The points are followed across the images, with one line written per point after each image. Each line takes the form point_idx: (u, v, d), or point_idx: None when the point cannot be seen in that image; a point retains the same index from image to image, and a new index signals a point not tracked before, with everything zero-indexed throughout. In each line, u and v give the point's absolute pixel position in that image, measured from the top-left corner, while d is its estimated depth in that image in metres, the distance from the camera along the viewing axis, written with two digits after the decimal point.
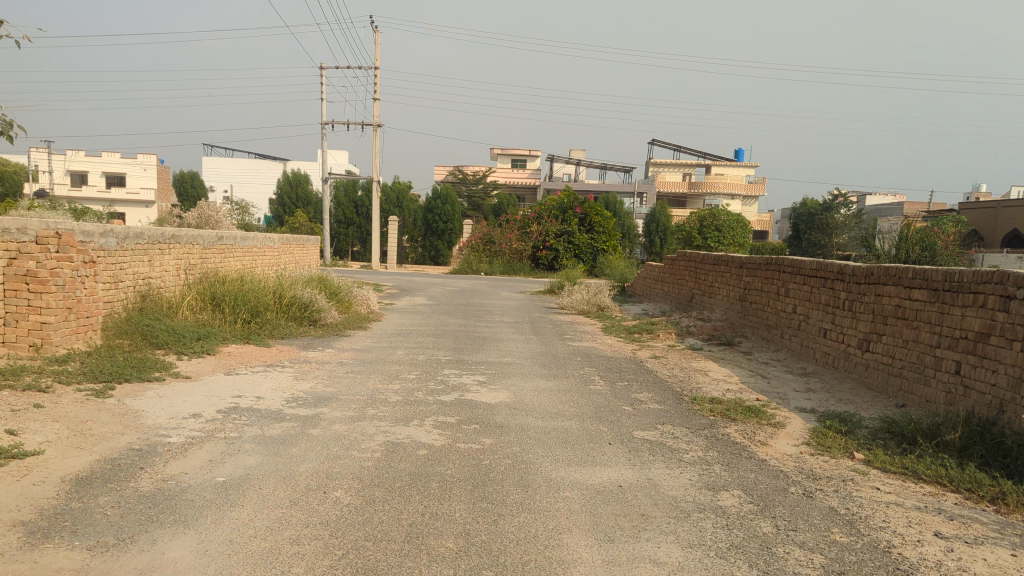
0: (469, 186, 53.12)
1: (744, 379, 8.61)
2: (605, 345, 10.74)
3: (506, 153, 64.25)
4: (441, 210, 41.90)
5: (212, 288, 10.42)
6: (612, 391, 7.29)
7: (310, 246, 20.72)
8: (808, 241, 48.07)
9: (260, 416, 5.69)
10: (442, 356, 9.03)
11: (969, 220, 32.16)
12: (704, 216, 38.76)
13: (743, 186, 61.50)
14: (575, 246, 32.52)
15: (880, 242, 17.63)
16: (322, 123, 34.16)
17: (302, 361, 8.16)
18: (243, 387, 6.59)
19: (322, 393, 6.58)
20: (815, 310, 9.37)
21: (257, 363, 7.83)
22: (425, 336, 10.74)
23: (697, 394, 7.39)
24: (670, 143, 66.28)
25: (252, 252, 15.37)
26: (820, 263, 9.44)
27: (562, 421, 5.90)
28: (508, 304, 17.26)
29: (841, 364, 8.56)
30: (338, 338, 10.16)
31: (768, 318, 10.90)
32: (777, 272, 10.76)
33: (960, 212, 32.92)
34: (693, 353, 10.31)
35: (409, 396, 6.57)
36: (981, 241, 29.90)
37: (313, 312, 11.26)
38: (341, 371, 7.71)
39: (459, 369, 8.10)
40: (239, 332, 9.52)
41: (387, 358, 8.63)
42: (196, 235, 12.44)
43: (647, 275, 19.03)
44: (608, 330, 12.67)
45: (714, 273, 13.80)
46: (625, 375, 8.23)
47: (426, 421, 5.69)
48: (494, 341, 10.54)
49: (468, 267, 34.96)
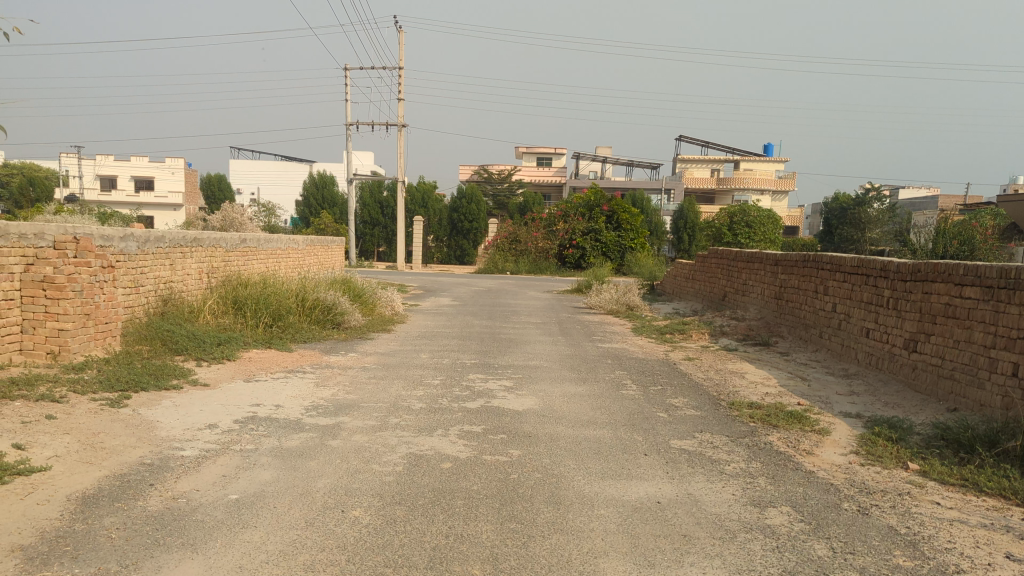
0: (495, 186, 52.91)
1: (783, 381, 8.26)
2: (636, 347, 10.41)
3: (532, 152, 63.96)
4: (467, 210, 41.67)
5: (234, 292, 10.24)
6: (645, 396, 6.98)
7: (334, 247, 20.57)
8: (841, 236, 47.27)
9: (278, 426, 5.44)
10: (468, 359, 8.75)
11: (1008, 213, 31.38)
12: (734, 212, 38.17)
13: (773, 181, 60.70)
14: (602, 244, 32.15)
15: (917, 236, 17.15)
16: (347, 123, 34.07)
17: (324, 366, 7.93)
18: (262, 395, 6.35)
19: (344, 400, 6.33)
20: (858, 309, 9.01)
21: (278, 368, 7.61)
22: (450, 338, 10.47)
23: (734, 399, 7.05)
24: (697, 140, 65.61)
25: (276, 254, 15.21)
26: (861, 260, 9.08)
27: (595, 430, 5.60)
28: (535, 304, 16.97)
29: (885, 365, 8.20)
30: (362, 342, 9.94)
31: (806, 318, 10.53)
32: (816, 270, 10.39)
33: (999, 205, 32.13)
34: (728, 354, 9.96)
35: (433, 403, 6.30)
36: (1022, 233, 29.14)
37: (336, 315, 11.05)
38: (364, 376, 7.46)
39: (485, 374, 7.82)
40: (261, 336, 9.32)
41: (411, 362, 8.37)
42: (218, 237, 12.29)
43: (677, 273, 18.66)
44: (638, 330, 12.34)
45: (747, 271, 13.44)
46: (658, 378, 7.92)
47: (450, 430, 5.41)
48: (521, 343, 10.25)
49: (493, 266, 34.46)
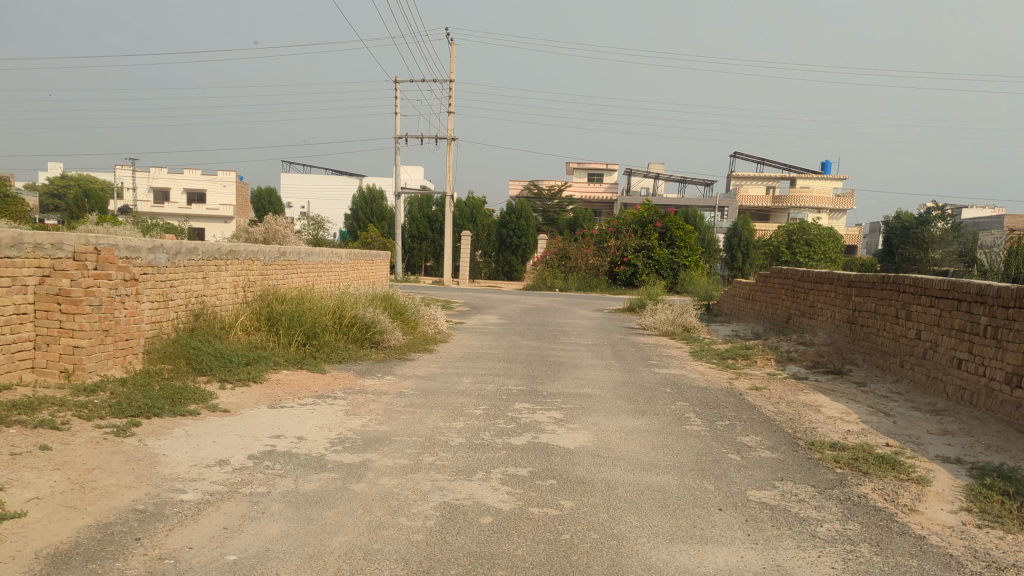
0: (545, 202, 52.31)
1: (864, 416, 7.42)
2: (696, 373, 9.59)
3: (583, 168, 63.35)
4: (516, 225, 41.11)
5: (268, 308, 9.74)
6: (713, 433, 6.18)
7: (379, 261, 20.11)
8: (902, 256, 45.86)
9: (296, 463, 4.77)
10: (514, 385, 8.04)
11: None
12: (792, 231, 36.97)
13: (830, 200, 59.13)
14: (655, 262, 31.45)
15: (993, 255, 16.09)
16: (395, 136, 33.79)
17: (357, 391, 7.30)
18: (285, 425, 5.70)
19: (374, 433, 5.65)
20: (948, 337, 8.17)
21: (307, 394, 6.97)
22: (495, 361, 9.77)
23: (814, 439, 6.22)
24: (751, 157, 64.35)
25: (317, 268, 14.75)
26: (953, 283, 8.26)
27: (659, 476, 4.84)
28: (585, 324, 16.19)
29: (981, 402, 7.33)
30: (400, 363, 9.31)
31: (887, 346, 9.67)
32: (899, 293, 9.54)
33: None
34: (798, 384, 9.09)
35: (474, 438, 5.59)
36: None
37: (375, 333, 10.47)
38: (400, 404, 6.78)
39: (533, 403, 7.09)
40: (292, 356, 8.77)
41: (453, 388, 7.70)
42: (257, 250, 11.84)
43: (736, 293, 17.83)
44: (697, 354, 11.53)
45: (816, 292, 12.59)
46: (726, 412, 7.10)
47: (491, 473, 4.69)
48: (572, 368, 9.52)
49: (542, 283, 33.68)
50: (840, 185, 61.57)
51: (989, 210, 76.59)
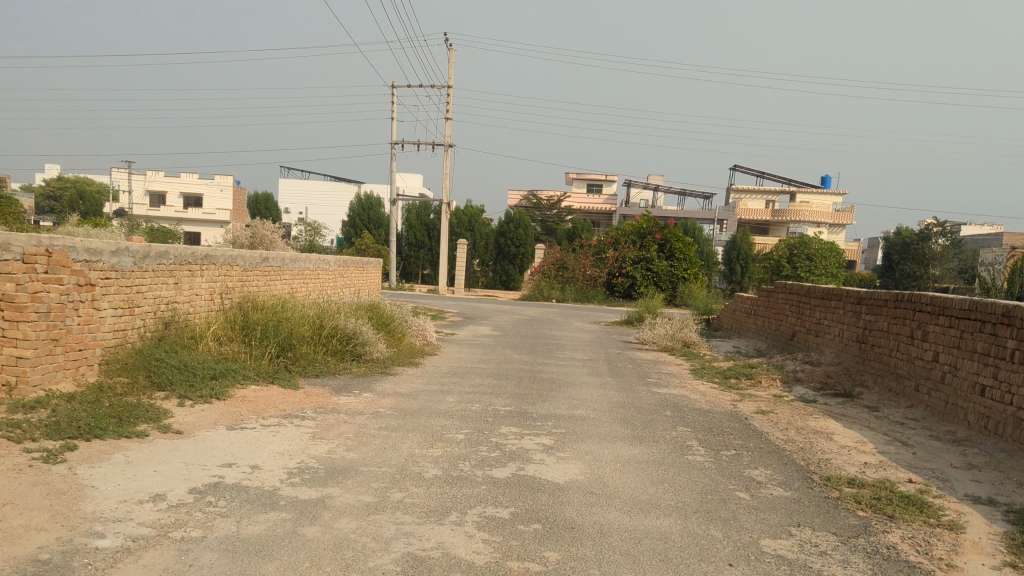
0: (543, 212, 51.77)
1: (881, 446, 6.83)
2: (697, 394, 9.00)
3: (583, 178, 62.87)
4: (514, 234, 40.58)
5: (242, 317, 9.15)
6: (718, 466, 5.57)
7: (370, 269, 19.53)
8: (902, 272, 45.36)
9: (244, 499, 4.15)
10: (502, 406, 7.43)
11: None
12: (793, 245, 36.44)
13: (829, 214, 58.69)
14: (654, 274, 30.93)
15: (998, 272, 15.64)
16: (391, 142, 33.26)
17: (330, 411, 6.69)
18: (239, 452, 5.09)
19: (340, 462, 5.04)
20: (970, 360, 7.60)
21: (273, 414, 6.37)
22: (484, 377, 9.18)
23: (830, 474, 5.61)
24: (752, 170, 63.89)
25: (302, 275, 14.17)
26: (974, 302, 7.70)
27: (660, 521, 4.23)
28: (581, 338, 15.58)
29: (1008, 433, 6.75)
30: (381, 378, 8.71)
31: (900, 368, 9.08)
32: (915, 312, 8.96)
33: None
34: (807, 408, 8.48)
35: (451, 470, 4.98)
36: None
37: (357, 345, 9.87)
38: (374, 428, 6.17)
39: (520, 427, 6.48)
40: (264, 369, 8.16)
41: (435, 408, 7.10)
42: (236, 255, 11.27)
43: (738, 307, 17.27)
44: (698, 372, 10.94)
45: (823, 309, 12.00)
46: (731, 440, 6.50)
47: (466, 515, 4.08)
48: (565, 386, 8.91)
49: (538, 293, 33.18)
50: (839, 200, 61.12)
51: (986, 228, 76.22)
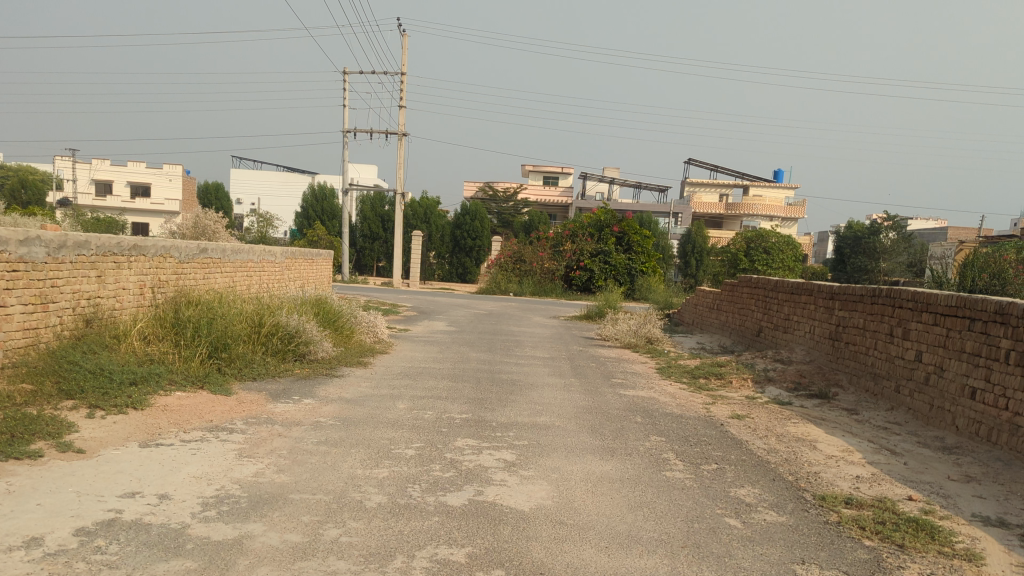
0: (499, 204, 50.96)
1: (869, 457, 6.28)
2: (666, 396, 8.41)
3: (539, 170, 62.32)
4: (470, 226, 39.83)
5: (173, 314, 8.31)
6: (701, 486, 4.95)
7: (320, 261, 18.66)
8: (854, 266, 45.59)
9: (143, 541, 3.41)
10: (458, 413, 6.74)
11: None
12: (749, 238, 36.23)
13: (782, 208, 59.02)
14: (612, 267, 30.51)
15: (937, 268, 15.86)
16: (343, 131, 32.30)
17: (264, 422, 5.96)
18: (148, 478, 4.33)
19: (269, 488, 4.31)
20: (958, 361, 7.10)
21: (196, 427, 5.60)
22: (439, 379, 8.49)
23: (823, 492, 5.04)
24: (707, 164, 64.00)
25: (245, 268, 13.31)
26: (963, 298, 7.19)
27: (642, 560, 3.59)
28: (540, 334, 14.96)
29: (1003, 440, 6.24)
30: (325, 382, 7.95)
31: (878, 368, 8.58)
32: (894, 308, 8.46)
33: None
34: (784, 411, 7.94)
35: (398, 497, 4.29)
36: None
37: (299, 344, 9.09)
38: (312, 442, 5.43)
39: (478, 439, 5.81)
40: (193, 372, 7.36)
41: (383, 417, 6.41)
42: (170, 246, 10.40)
43: (700, 302, 16.80)
44: (665, 371, 10.37)
45: (792, 304, 11.50)
46: (710, 452, 5.89)
47: (414, 560, 3.39)
48: (526, 389, 8.26)
49: (495, 288, 32.03)
50: (791, 194, 61.54)
51: (933, 222, 77.86)
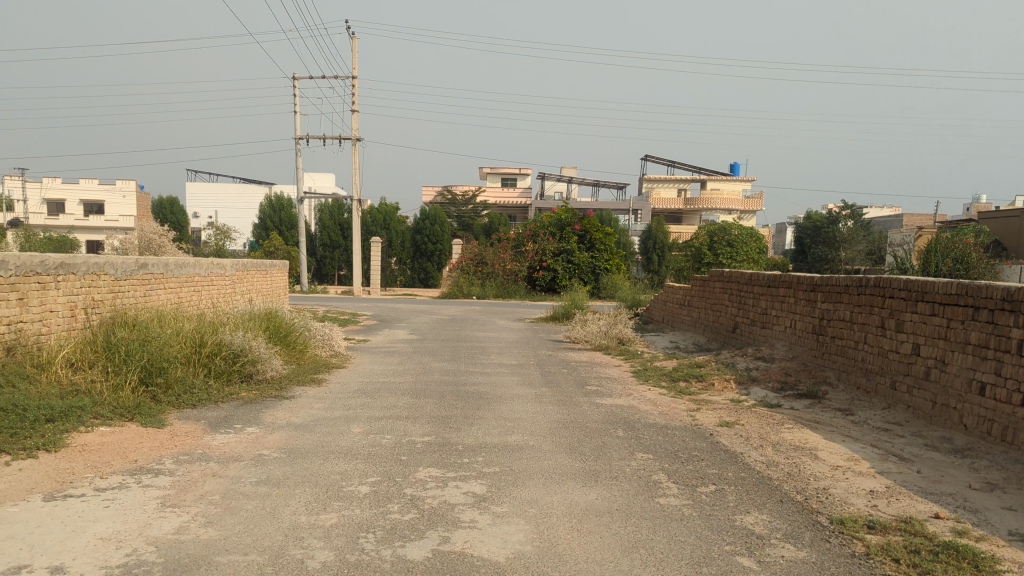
0: (459, 208, 50.20)
1: (879, 466, 5.71)
2: (645, 404, 7.77)
3: (497, 172, 61.73)
4: (430, 231, 39.01)
5: (104, 339, 7.44)
6: (703, 516, 4.30)
7: (274, 272, 17.77)
8: (813, 256, 45.72)
9: None
10: (420, 436, 6.04)
11: (991, 230, 32.08)
12: (713, 231, 35.84)
13: (740, 201, 59.11)
14: (575, 266, 29.95)
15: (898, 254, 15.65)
16: (295, 137, 31.34)
17: (198, 459, 5.17)
18: (43, 545, 3.55)
19: (192, 550, 3.57)
20: (963, 353, 6.55)
21: (116, 470, 4.80)
22: (400, 397, 7.75)
23: (840, 516, 4.45)
24: (664, 160, 63.97)
25: (190, 282, 12.42)
26: (963, 286, 6.65)
27: None
28: (505, 339, 14.29)
29: (1020, 440, 5.71)
30: (274, 406, 7.16)
31: (869, 363, 8.03)
32: (884, 298, 7.91)
33: (980, 222, 32.66)
34: (774, 415, 7.35)
35: (349, 552, 3.58)
36: (1002, 255, 28.97)
37: (246, 364, 8.23)
38: (251, 483, 4.68)
39: (443, 468, 5.10)
40: (122, 402, 6.48)
41: (336, 445, 5.67)
42: (104, 261, 9.50)
43: (669, 298, 16.25)
44: (641, 374, 9.75)
45: (769, 298, 10.94)
46: (705, 471, 5.26)
47: None
48: (495, 403, 7.57)
49: (457, 291, 31.06)
50: (749, 186, 61.59)
51: (887, 210, 78.88)
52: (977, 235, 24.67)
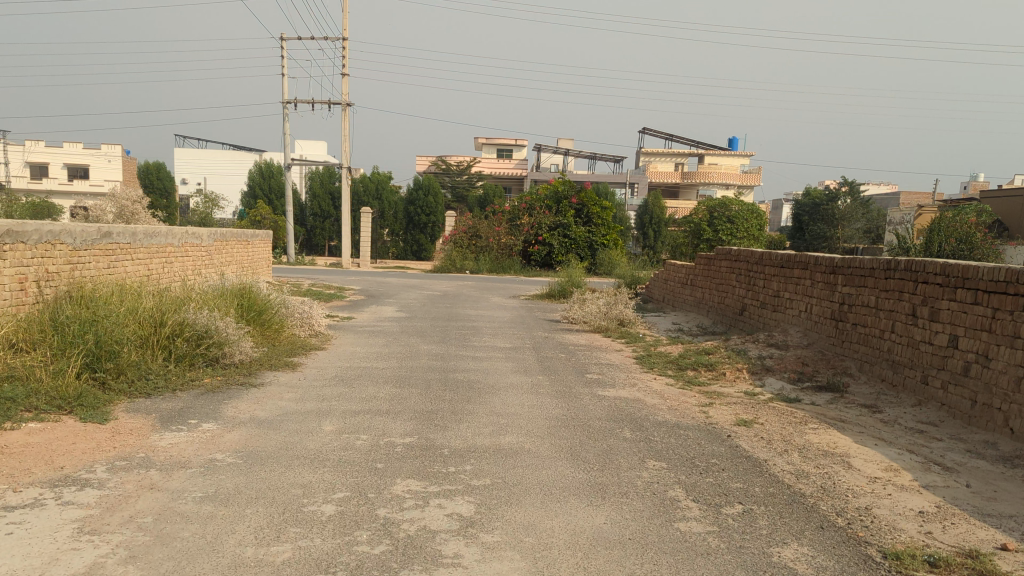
0: (453, 178, 49.25)
1: (923, 478, 4.99)
2: (652, 397, 7.04)
3: (492, 143, 60.70)
4: (423, 202, 38.15)
5: (48, 317, 6.67)
6: (732, 551, 3.57)
7: (257, 243, 16.97)
8: (812, 233, 44.94)
9: None
10: (401, 437, 5.30)
11: (993, 209, 31.39)
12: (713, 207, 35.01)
13: (738, 176, 58.26)
14: (571, 240, 29.24)
15: (906, 234, 15.02)
16: (283, 101, 30.26)
17: (137, 467, 4.42)
18: None
19: None
20: (1011, 347, 5.82)
21: (34, 482, 4.06)
22: (382, 386, 7.02)
23: (895, 548, 3.73)
24: (661, 133, 63.01)
25: (161, 254, 11.63)
26: (1012, 272, 5.91)
27: None
28: (499, 317, 13.55)
29: None
30: (238, 396, 6.42)
31: (897, 354, 7.31)
32: (916, 284, 7.17)
33: (982, 201, 32.00)
34: (795, 412, 6.62)
35: None
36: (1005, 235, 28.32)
37: (211, 346, 7.48)
38: (194, 500, 3.94)
39: (425, 481, 4.37)
40: (63, 392, 5.73)
41: (303, 449, 4.92)
42: (60, 229, 8.72)
43: (671, 277, 15.50)
44: (645, 361, 9.03)
45: (782, 279, 10.20)
46: (729, 485, 4.53)
47: None
48: (486, 394, 6.84)
49: (451, 264, 30.36)
50: (747, 161, 60.67)
51: (886, 188, 78.05)
52: (983, 214, 24.00)
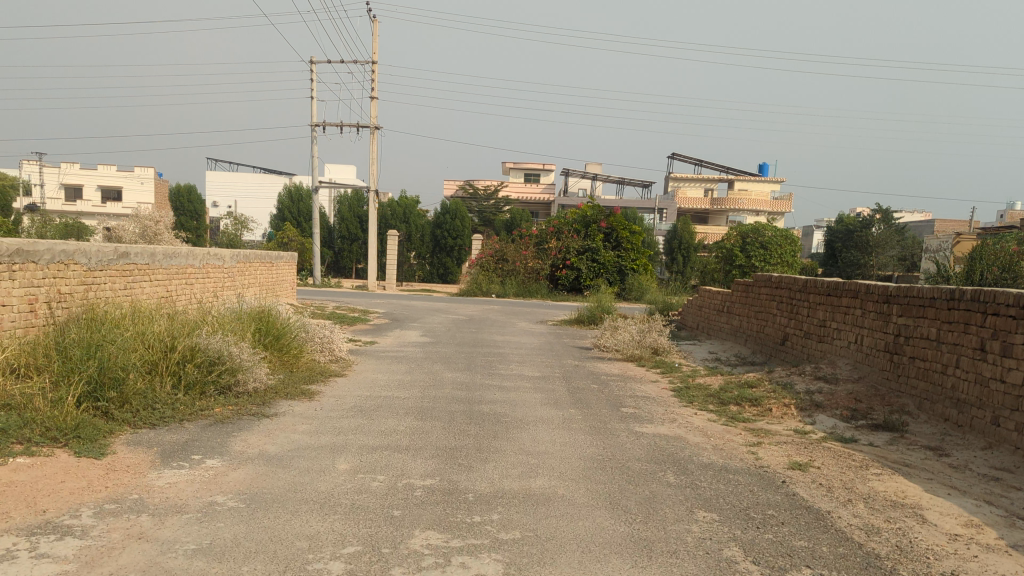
0: (480, 203, 48.95)
1: (1011, 536, 4.40)
2: (694, 435, 6.50)
3: (520, 168, 60.46)
4: (450, 226, 37.83)
5: (52, 341, 6.28)
6: None
7: (280, 265, 16.63)
8: (845, 260, 43.94)
9: None
10: (420, 479, 4.82)
11: None
12: (745, 233, 34.29)
13: (769, 202, 57.48)
14: (600, 265, 28.69)
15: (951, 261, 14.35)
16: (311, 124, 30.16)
17: (127, 511, 3.97)
18: None
19: None
20: None
21: (11, 529, 3.62)
22: (402, 418, 6.54)
23: None
24: (690, 159, 62.46)
25: (180, 275, 11.27)
26: None
27: None
28: (527, 344, 13.05)
29: None
30: (247, 428, 5.97)
31: (963, 392, 6.71)
32: (986, 315, 6.57)
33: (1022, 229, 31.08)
34: (853, 455, 6.03)
35: None
36: None
37: (223, 373, 7.05)
38: (185, 552, 3.47)
39: (446, 533, 3.87)
40: (61, 421, 5.31)
41: (312, 491, 4.44)
42: (75, 248, 8.39)
43: (706, 304, 14.93)
44: (683, 393, 8.48)
45: (829, 308, 9.62)
46: (793, 544, 3.97)
47: None
48: (514, 429, 6.33)
49: (476, 288, 29.95)
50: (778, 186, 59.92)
51: (919, 216, 76.84)
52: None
